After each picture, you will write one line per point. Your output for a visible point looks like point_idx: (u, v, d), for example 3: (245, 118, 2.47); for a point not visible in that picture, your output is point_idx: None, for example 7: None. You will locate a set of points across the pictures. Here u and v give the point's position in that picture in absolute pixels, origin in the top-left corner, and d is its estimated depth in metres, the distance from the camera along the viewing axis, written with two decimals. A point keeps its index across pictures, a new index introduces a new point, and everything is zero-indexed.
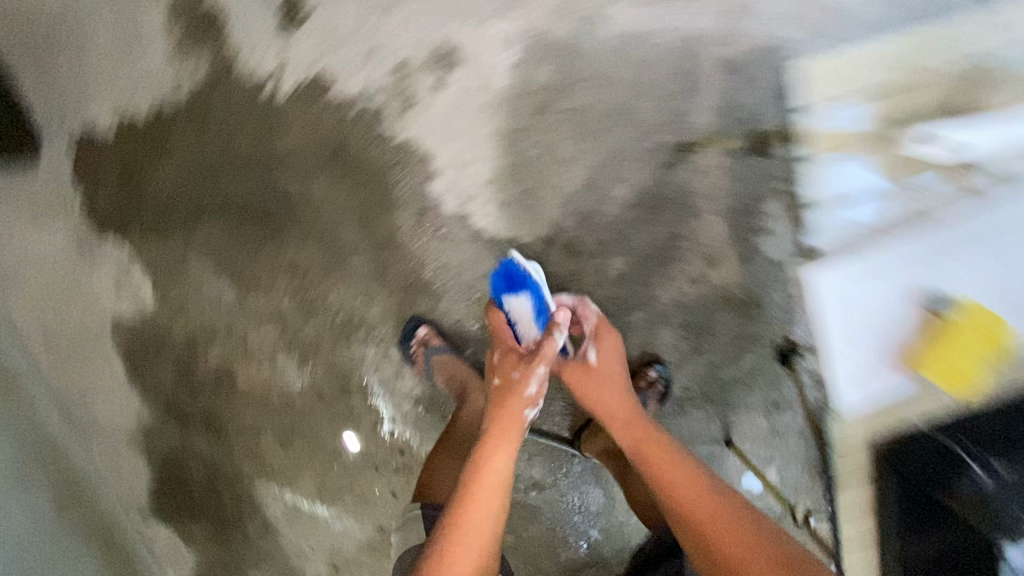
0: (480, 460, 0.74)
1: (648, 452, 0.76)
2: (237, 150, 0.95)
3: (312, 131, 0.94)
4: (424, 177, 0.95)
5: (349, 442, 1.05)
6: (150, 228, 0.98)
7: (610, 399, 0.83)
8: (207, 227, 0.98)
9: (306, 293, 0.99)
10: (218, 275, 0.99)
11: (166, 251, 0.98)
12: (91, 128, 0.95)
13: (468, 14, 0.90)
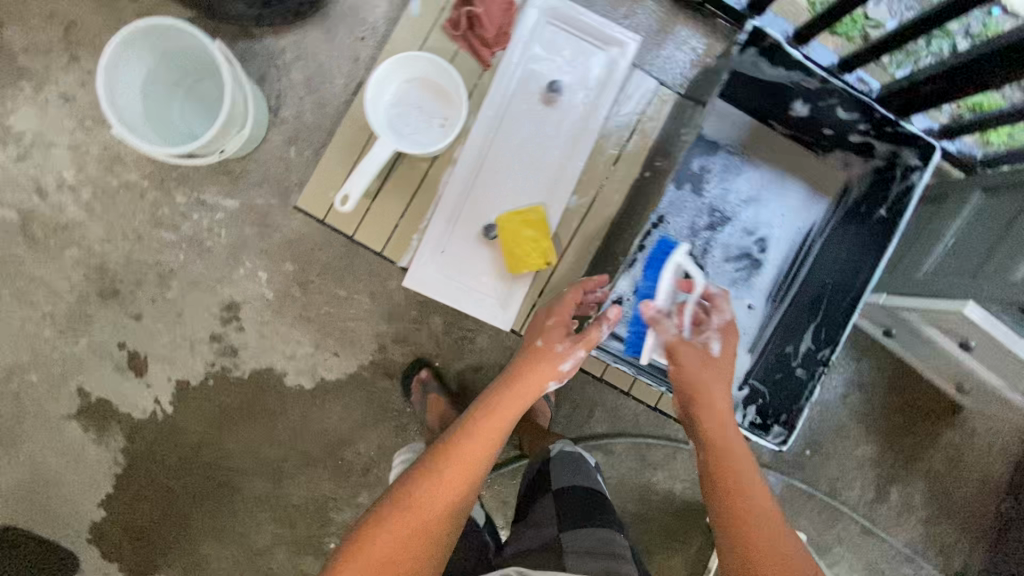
0: (490, 405, 0.77)
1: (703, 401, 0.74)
2: (167, 435, 1.27)
3: (208, 391, 1.26)
4: (284, 366, 1.26)
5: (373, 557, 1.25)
6: (153, 523, 1.29)
7: (708, 390, 0.74)
8: (183, 495, 1.28)
9: (275, 490, 1.28)
10: (212, 517, 1.29)
11: (165, 527, 1.28)
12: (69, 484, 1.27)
13: (228, 272, 1.23)
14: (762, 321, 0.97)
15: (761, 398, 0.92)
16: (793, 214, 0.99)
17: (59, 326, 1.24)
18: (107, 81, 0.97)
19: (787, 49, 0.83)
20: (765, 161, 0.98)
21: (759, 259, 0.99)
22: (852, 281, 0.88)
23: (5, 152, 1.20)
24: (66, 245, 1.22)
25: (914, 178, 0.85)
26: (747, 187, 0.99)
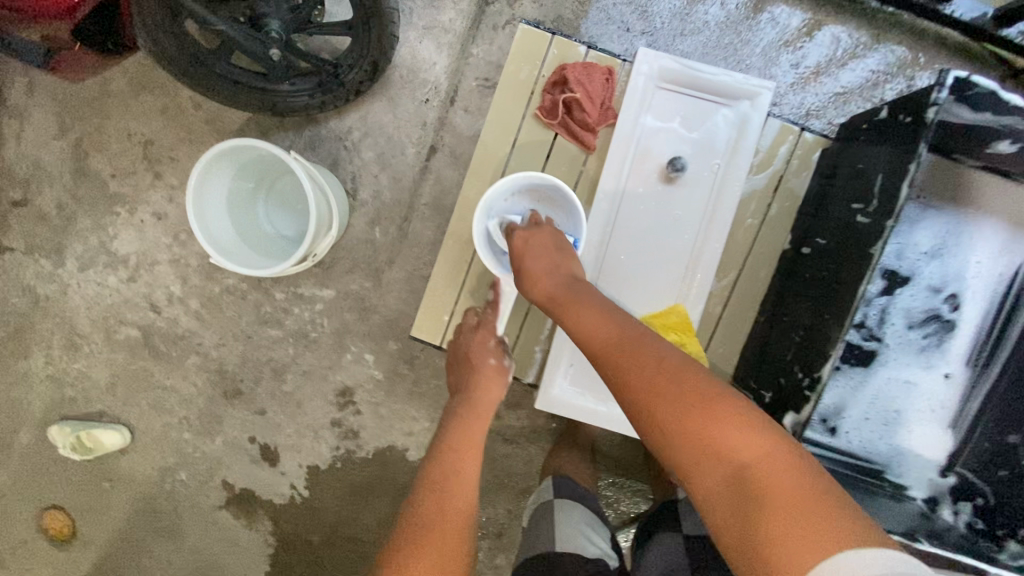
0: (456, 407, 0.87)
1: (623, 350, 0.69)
2: (304, 520, 1.31)
3: (330, 476, 1.29)
4: (401, 441, 1.25)
5: None
6: None
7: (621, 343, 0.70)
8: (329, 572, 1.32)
9: None
10: None
11: None
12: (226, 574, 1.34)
13: (336, 360, 1.23)
14: (964, 400, 0.83)
15: (978, 498, 0.80)
16: (992, 259, 0.82)
17: (194, 428, 1.30)
18: (196, 215, 0.94)
19: (1004, 95, 0.70)
20: (947, 204, 0.81)
21: (957, 321, 0.82)
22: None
23: (115, 276, 1.25)
24: (184, 355, 1.27)
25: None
26: (935, 234, 0.81)
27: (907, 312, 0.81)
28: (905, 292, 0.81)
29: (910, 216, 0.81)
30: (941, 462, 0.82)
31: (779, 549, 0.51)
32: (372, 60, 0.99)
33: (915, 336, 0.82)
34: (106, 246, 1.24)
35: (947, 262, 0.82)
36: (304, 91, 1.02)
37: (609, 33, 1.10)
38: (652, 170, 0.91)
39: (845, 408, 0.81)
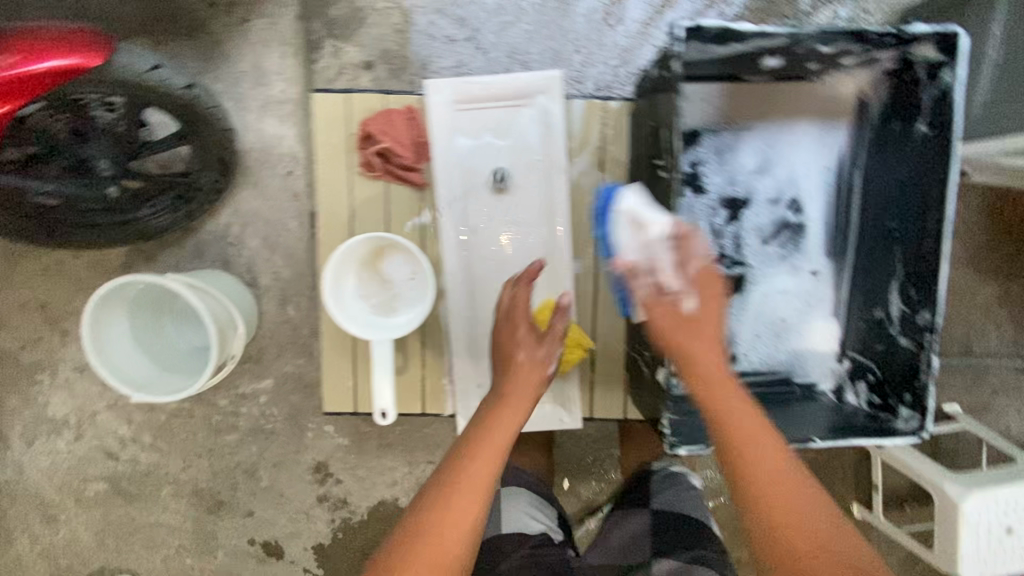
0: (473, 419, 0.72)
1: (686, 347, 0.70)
2: None
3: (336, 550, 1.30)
4: (389, 493, 1.27)
5: None
6: None
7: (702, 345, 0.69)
8: None
9: None
10: None
11: None
12: None
13: (300, 441, 1.25)
14: (833, 291, 0.91)
15: (871, 374, 0.86)
16: (811, 160, 0.90)
17: (194, 552, 1.31)
18: (104, 363, 0.96)
19: (735, 26, 0.73)
20: (748, 130, 0.89)
21: (803, 225, 0.91)
22: (926, 219, 0.78)
23: (63, 439, 1.25)
24: (156, 488, 1.28)
25: (944, 81, 0.75)
26: (754, 154, 0.90)
27: (757, 235, 0.90)
28: (745, 210, 0.90)
29: (732, 150, 0.89)
30: (834, 349, 0.90)
31: (781, 533, 0.60)
32: (217, 158, 1.01)
33: (765, 254, 0.91)
34: (43, 415, 1.24)
35: (775, 174, 0.90)
36: (164, 210, 1.03)
37: (436, 49, 1.12)
38: (480, 182, 0.93)
39: (736, 333, 0.90)
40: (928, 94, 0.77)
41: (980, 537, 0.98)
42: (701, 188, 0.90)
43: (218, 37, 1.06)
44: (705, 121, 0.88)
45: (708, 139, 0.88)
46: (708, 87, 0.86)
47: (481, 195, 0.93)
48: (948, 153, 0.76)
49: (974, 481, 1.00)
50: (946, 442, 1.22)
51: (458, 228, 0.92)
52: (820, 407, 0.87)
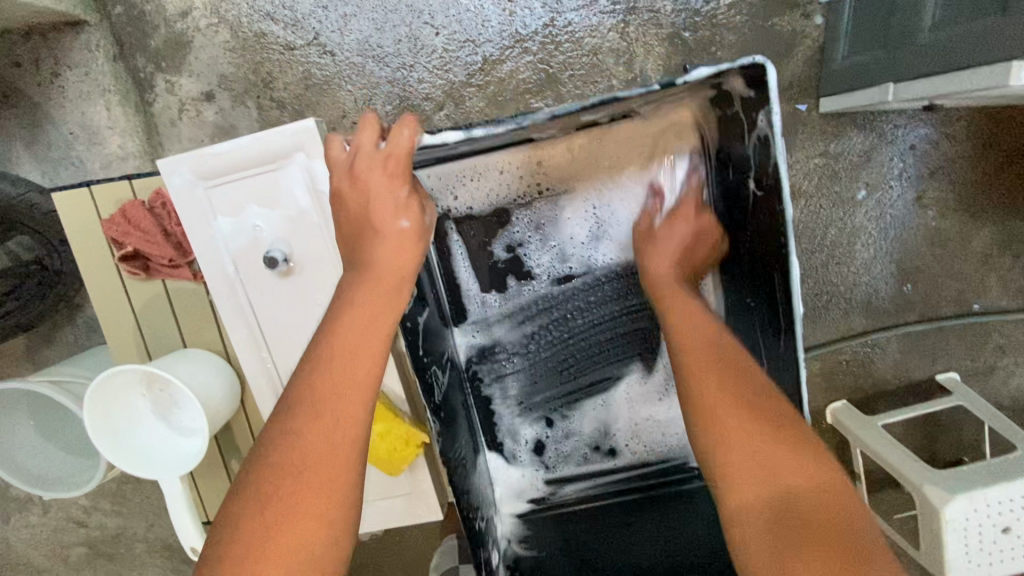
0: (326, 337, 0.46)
1: (310, 413, 0.43)
2: None
3: None
4: None
5: None
6: None
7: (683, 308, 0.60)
8: None
9: None
10: None
11: None
12: None
13: None
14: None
15: None
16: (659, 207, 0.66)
17: None
18: (8, 468, 0.93)
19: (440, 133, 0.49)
20: (560, 193, 0.65)
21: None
22: (776, 302, 0.57)
23: (34, 512, 1.30)
24: (128, 547, 1.32)
25: (762, 126, 0.51)
26: (583, 217, 0.67)
27: (603, 313, 0.69)
28: (581, 283, 0.68)
29: (553, 218, 0.66)
30: None
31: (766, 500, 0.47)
32: (62, 238, 0.93)
33: (619, 335, 0.69)
34: (9, 494, 1.29)
35: (615, 235, 0.66)
36: (32, 301, 0.96)
37: (277, 61, 0.95)
38: (247, 270, 0.60)
39: (612, 426, 0.71)
40: (750, 145, 0.54)
41: (967, 544, 0.84)
42: (521, 275, 0.68)
43: (36, 99, 0.95)
44: (504, 195, 0.65)
45: (523, 215, 0.66)
46: (491, 158, 0.61)
47: (245, 286, 0.60)
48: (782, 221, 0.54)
49: (960, 481, 0.85)
50: (944, 416, 1.06)
51: (246, 338, 0.61)
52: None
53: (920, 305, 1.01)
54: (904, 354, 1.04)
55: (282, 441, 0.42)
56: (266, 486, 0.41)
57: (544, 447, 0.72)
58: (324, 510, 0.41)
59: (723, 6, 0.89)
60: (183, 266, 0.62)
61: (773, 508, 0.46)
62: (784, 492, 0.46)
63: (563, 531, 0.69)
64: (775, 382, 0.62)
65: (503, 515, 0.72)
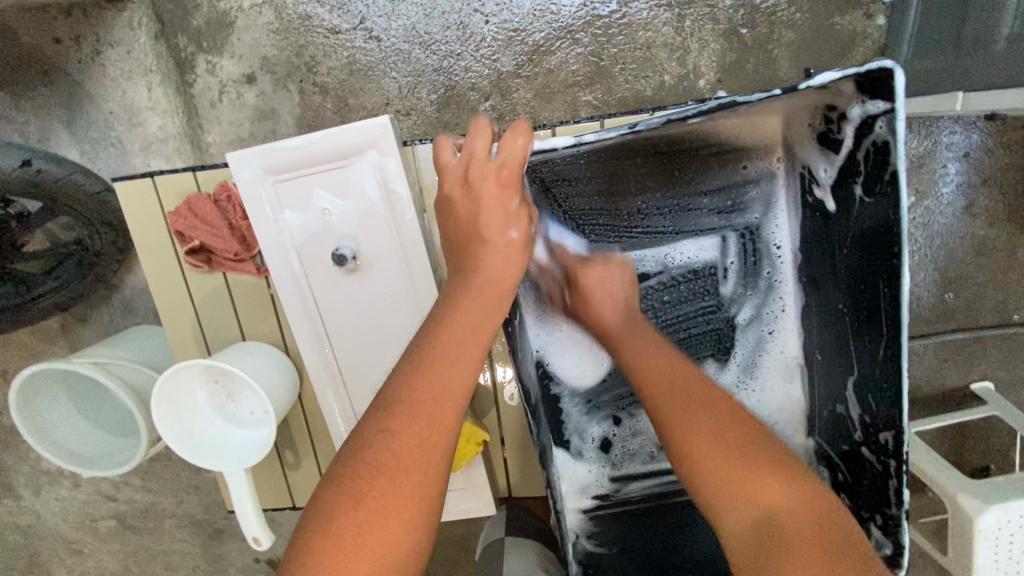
0: (431, 329, 0.46)
1: (409, 415, 0.42)
2: None
3: None
4: None
5: None
6: None
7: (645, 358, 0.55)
8: None
9: None
10: None
11: None
12: None
13: None
14: (791, 366, 0.66)
15: (840, 471, 0.63)
16: (741, 205, 0.62)
17: (208, 572, 1.38)
18: (47, 445, 0.94)
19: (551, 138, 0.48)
20: (637, 194, 0.62)
21: (738, 298, 0.66)
22: (876, 320, 0.53)
23: (65, 486, 1.33)
24: (155, 522, 1.34)
25: (881, 132, 0.47)
26: (662, 214, 0.63)
27: (678, 315, 0.66)
28: (657, 280, 0.66)
29: (632, 218, 0.63)
30: (800, 423, 0.67)
31: (725, 491, 0.45)
32: (103, 221, 0.93)
33: (693, 337, 0.67)
34: (41, 467, 1.31)
35: (690, 234, 0.64)
36: (71, 281, 0.96)
37: (321, 44, 0.93)
38: (317, 265, 0.59)
39: None
40: (862, 149, 0.49)
41: (997, 551, 0.85)
42: None
43: (77, 77, 0.94)
44: (575, 195, 0.62)
45: (603, 215, 0.63)
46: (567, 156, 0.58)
47: (317, 281, 0.59)
48: (894, 231, 0.49)
49: (994, 491, 0.85)
50: (974, 424, 1.06)
51: (309, 333, 0.61)
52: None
53: (960, 313, 1.01)
54: (940, 361, 1.04)
55: (377, 427, 0.42)
56: (363, 483, 0.40)
57: (610, 445, 0.70)
58: (417, 509, 0.41)
59: (783, 3, 0.87)
60: (247, 259, 0.61)
61: (759, 529, 0.43)
62: (766, 519, 0.43)
63: (628, 528, 0.70)
64: (863, 391, 0.58)
65: (569, 511, 0.70)
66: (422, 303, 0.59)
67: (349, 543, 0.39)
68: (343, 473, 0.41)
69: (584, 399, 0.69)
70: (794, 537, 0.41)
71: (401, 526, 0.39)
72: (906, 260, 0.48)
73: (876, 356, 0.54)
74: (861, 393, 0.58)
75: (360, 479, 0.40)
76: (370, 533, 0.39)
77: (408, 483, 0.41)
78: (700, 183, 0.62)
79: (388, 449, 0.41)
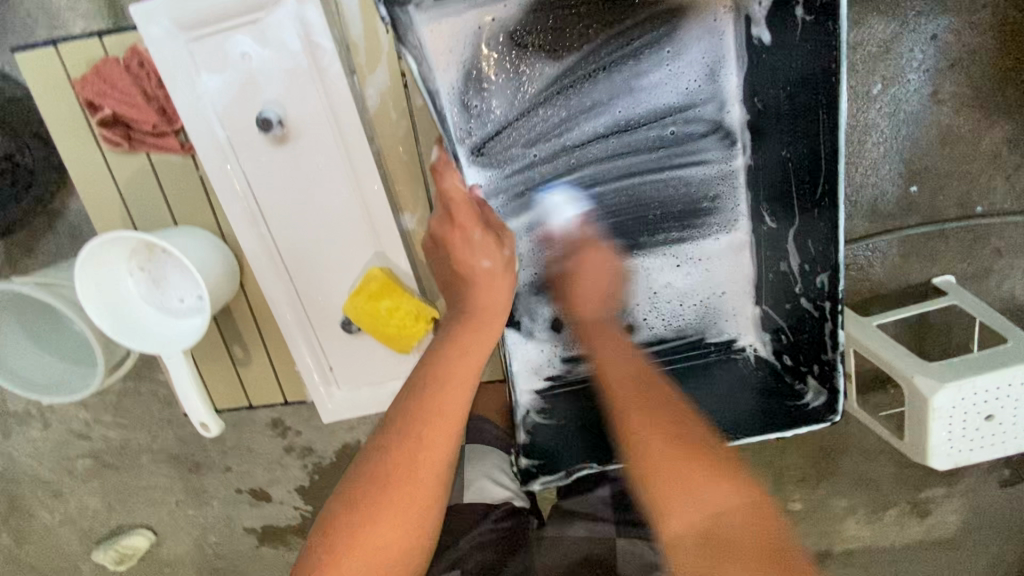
0: (448, 360, 0.65)
1: (418, 437, 0.61)
2: None
3: (310, 492, 1.37)
4: (349, 439, 1.29)
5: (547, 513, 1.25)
6: None
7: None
8: None
9: None
10: None
11: None
12: None
13: None
14: (735, 227, 0.79)
15: (783, 330, 0.80)
16: (677, 66, 0.73)
17: (191, 504, 1.41)
18: (5, 375, 0.93)
19: None
20: (573, 52, 0.71)
21: (680, 153, 0.76)
22: (817, 146, 0.67)
23: (35, 427, 1.31)
24: (131, 457, 1.34)
25: None
26: (598, 80, 0.73)
27: (626, 182, 0.77)
28: (599, 149, 0.76)
29: (572, 83, 0.73)
30: (746, 292, 0.82)
31: (669, 496, 0.60)
32: (32, 132, 0.90)
33: (636, 193, 0.78)
34: (7, 410, 1.29)
35: (629, 96, 0.74)
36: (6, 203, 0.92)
37: None
38: (242, 134, 0.73)
39: (625, 306, 0.82)
40: None
41: (950, 429, 0.88)
42: (529, 142, 0.75)
43: None
44: (501, 52, 0.71)
45: (544, 71, 0.72)
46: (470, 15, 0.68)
47: (247, 152, 0.74)
48: (832, 47, 0.61)
49: (949, 371, 0.87)
50: (938, 319, 1.08)
51: (242, 211, 0.76)
52: (735, 373, 0.84)
53: (924, 206, 1.01)
54: (903, 257, 1.04)
55: (397, 434, 0.61)
56: (382, 473, 0.60)
57: (558, 328, 0.83)
58: (424, 497, 0.61)
59: None
60: (166, 133, 0.75)
61: (701, 530, 0.58)
62: (709, 515, 0.58)
63: (579, 406, 0.84)
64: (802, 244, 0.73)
65: (524, 390, 0.84)
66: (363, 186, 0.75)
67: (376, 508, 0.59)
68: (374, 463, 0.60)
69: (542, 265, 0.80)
70: (732, 539, 0.57)
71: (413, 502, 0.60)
72: (844, 85, 0.62)
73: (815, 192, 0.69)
74: (801, 242, 0.73)
75: (376, 474, 0.60)
76: (392, 512, 0.59)
77: (422, 495, 0.60)
78: (631, 36, 0.71)
79: (398, 444, 0.61)
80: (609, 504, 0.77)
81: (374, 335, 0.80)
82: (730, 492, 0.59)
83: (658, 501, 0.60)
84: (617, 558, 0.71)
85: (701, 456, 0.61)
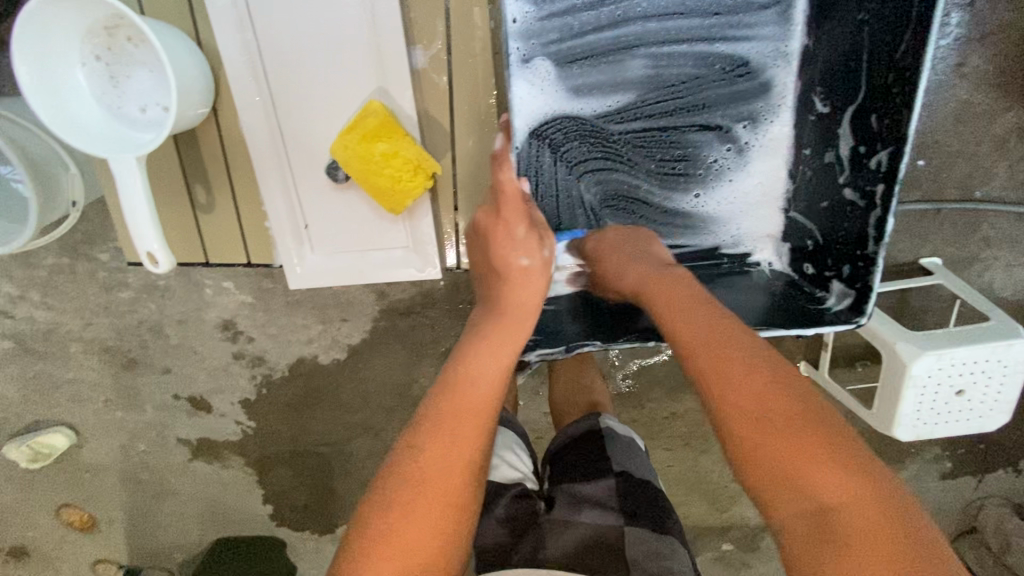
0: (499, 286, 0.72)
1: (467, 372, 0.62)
2: (258, 447, 1.35)
3: (255, 407, 1.29)
4: (306, 353, 1.21)
5: (534, 430, 1.22)
6: (297, 514, 1.42)
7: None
8: (301, 483, 1.38)
9: (363, 448, 1.32)
10: (331, 489, 1.38)
11: (302, 508, 1.41)
12: (219, 509, 1.44)
13: (199, 298, 1.15)
14: (777, 112, 0.81)
15: (812, 234, 0.85)
16: None
17: (120, 406, 1.30)
18: None
19: None
20: None
21: (744, 17, 0.76)
22: (902, 15, 0.68)
23: None
24: (56, 345, 1.22)
25: None
26: None
27: (673, 47, 0.77)
28: (649, 4, 0.74)
29: None
30: (778, 202, 0.86)
31: (778, 486, 0.49)
32: None
33: (691, 56, 0.78)
34: None
35: None
36: None
37: None
38: None
39: (647, 192, 0.85)
40: None
41: (921, 399, 0.89)
42: None
43: None
44: None
45: None
46: None
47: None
48: None
49: (931, 340, 0.87)
50: (918, 302, 1.08)
51: (232, 13, 0.74)
52: (749, 281, 0.89)
53: (928, 183, 1.00)
54: (896, 233, 1.04)
55: (448, 391, 0.60)
56: (433, 421, 0.58)
57: (575, 210, 0.86)
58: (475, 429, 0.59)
59: None
60: None
61: (822, 526, 0.47)
62: (830, 518, 0.47)
63: (578, 292, 0.90)
64: (858, 130, 0.76)
65: None
66: (374, 8, 0.75)
67: (430, 454, 0.57)
68: (431, 411, 0.59)
69: (576, 131, 0.81)
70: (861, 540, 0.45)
71: (469, 433, 0.58)
72: None
73: (893, 55, 0.70)
74: (859, 127, 0.76)
75: (427, 424, 0.59)
76: (442, 447, 0.57)
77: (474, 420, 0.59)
78: None
79: (453, 392, 0.60)
80: (615, 494, 0.71)
81: (361, 182, 0.81)
82: (855, 490, 0.47)
83: (759, 485, 0.51)
84: (624, 546, 0.65)
85: (818, 423, 0.50)
